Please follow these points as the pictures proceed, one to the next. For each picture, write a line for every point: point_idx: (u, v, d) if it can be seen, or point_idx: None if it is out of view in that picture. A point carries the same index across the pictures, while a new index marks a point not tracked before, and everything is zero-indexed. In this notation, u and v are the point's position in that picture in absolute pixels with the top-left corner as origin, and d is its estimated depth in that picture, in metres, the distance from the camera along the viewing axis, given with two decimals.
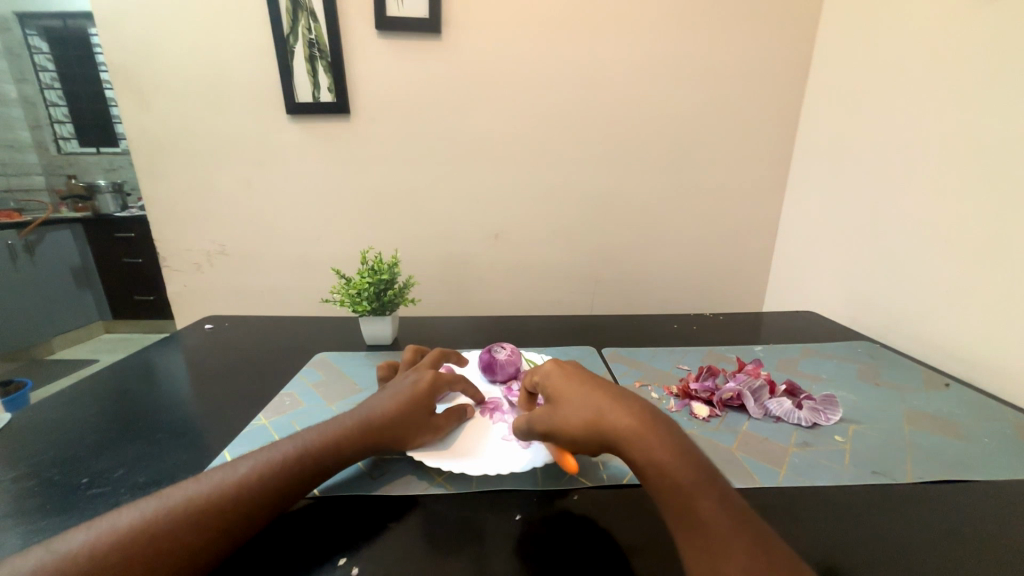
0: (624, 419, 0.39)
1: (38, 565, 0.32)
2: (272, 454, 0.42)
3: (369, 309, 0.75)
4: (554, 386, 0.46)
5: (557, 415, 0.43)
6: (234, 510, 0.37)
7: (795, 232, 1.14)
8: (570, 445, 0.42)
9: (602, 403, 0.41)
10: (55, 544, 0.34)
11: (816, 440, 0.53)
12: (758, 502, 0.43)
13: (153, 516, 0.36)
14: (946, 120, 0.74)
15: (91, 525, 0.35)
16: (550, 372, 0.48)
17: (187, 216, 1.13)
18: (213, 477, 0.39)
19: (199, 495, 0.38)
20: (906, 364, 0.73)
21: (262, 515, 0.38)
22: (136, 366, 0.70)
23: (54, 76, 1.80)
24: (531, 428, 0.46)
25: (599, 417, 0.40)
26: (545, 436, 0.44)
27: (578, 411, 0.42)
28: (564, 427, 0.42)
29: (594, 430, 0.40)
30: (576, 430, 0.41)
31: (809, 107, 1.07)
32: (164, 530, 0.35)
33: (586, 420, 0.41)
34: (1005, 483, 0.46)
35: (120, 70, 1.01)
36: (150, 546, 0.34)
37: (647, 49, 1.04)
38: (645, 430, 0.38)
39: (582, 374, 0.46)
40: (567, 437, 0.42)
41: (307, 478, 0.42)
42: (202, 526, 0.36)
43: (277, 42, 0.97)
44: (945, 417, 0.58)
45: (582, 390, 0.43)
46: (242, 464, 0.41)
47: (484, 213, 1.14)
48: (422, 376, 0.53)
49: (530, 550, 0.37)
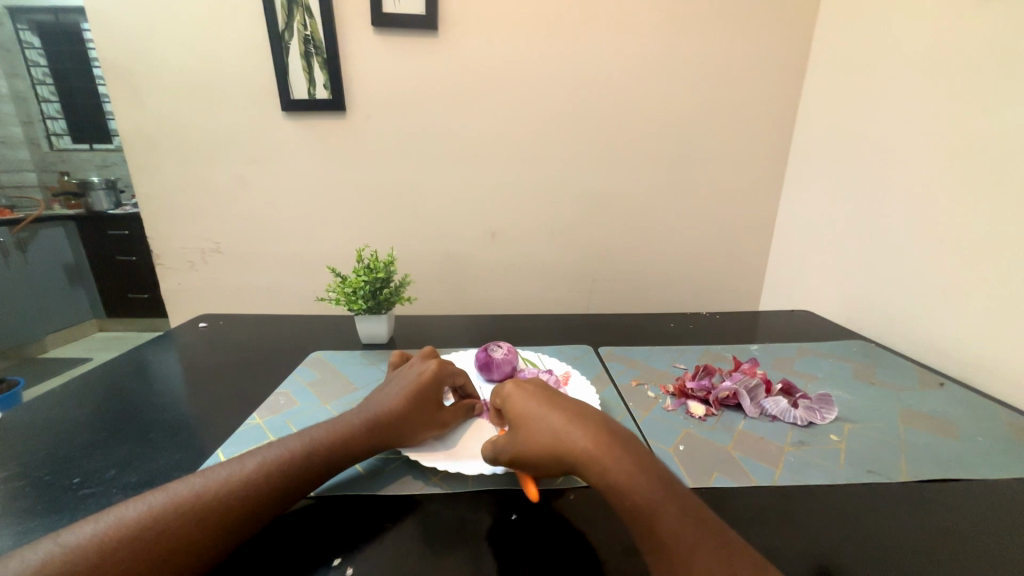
0: (581, 441, 0.40)
1: (48, 559, 0.32)
2: (281, 450, 0.42)
3: (365, 307, 0.74)
4: (513, 408, 0.46)
5: (517, 440, 0.43)
6: (241, 508, 0.37)
7: (791, 230, 1.14)
8: (535, 470, 0.42)
9: (559, 425, 0.42)
10: (63, 536, 0.34)
11: (811, 439, 0.53)
12: (753, 502, 0.43)
13: (161, 511, 0.35)
14: (940, 120, 0.75)
15: (98, 518, 0.35)
16: (510, 394, 0.47)
17: (181, 214, 1.12)
18: (219, 473, 0.39)
19: (207, 491, 0.37)
20: (901, 363, 0.74)
21: (268, 513, 0.38)
22: (128, 366, 0.69)
23: (46, 72, 1.77)
24: (493, 455, 0.45)
25: (558, 440, 0.41)
26: (507, 463, 0.44)
27: (538, 435, 0.42)
28: (525, 451, 0.42)
29: (553, 454, 0.41)
30: (537, 456, 0.42)
31: (806, 108, 1.08)
32: (173, 528, 0.35)
33: (545, 444, 0.41)
34: (998, 482, 0.46)
35: (112, 66, 0.99)
36: (160, 543, 0.34)
37: (645, 47, 1.03)
38: (601, 450, 0.39)
39: (542, 395, 0.46)
40: (529, 462, 0.42)
41: (313, 473, 0.42)
42: (207, 525, 0.35)
43: (272, 38, 0.96)
44: (941, 416, 0.59)
45: (540, 412, 0.44)
46: (249, 459, 0.40)
47: (481, 211, 1.14)
48: (428, 366, 0.54)
49: (528, 552, 0.37)
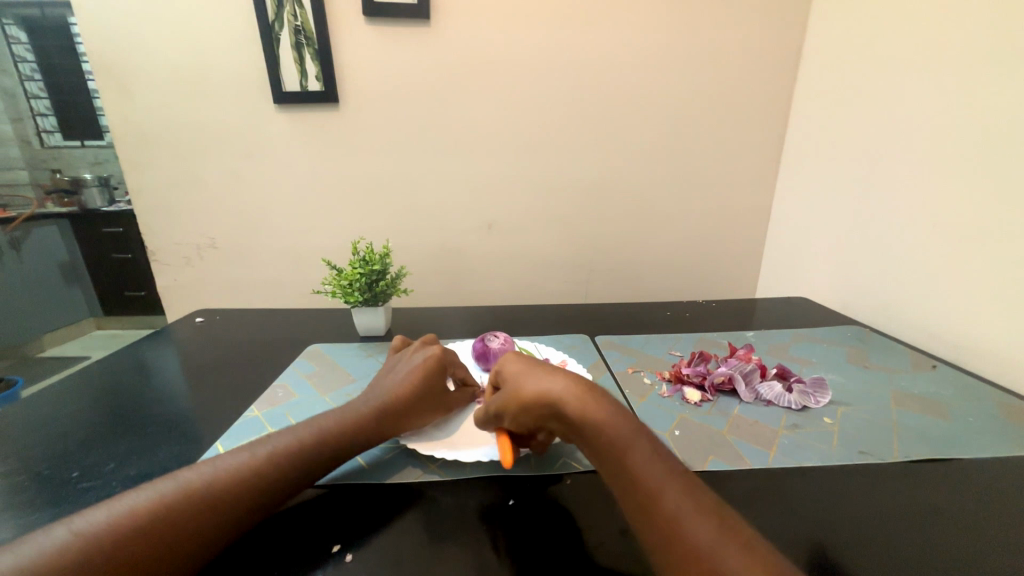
0: (559, 386, 0.40)
1: (63, 543, 0.32)
2: (290, 439, 0.42)
3: (361, 299, 0.74)
4: (503, 368, 0.47)
5: (502, 393, 0.44)
6: (251, 495, 0.37)
7: (787, 217, 1.14)
8: (519, 424, 0.43)
9: (541, 376, 0.42)
10: (75, 522, 0.34)
11: (806, 422, 0.54)
12: (745, 483, 0.44)
13: (175, 497, 0.36)
14: (937, 105, 0.74)
15: (110, 504, 0.35)
16: (503, 357, 0.48)
17: (175, 210, 1.11)
18: (230, 461, 0.39)
19: (219, 476, 0.38)
20: (894, 347, 0.74)
21: (278, 500, 0.39)
22: (126, 361, 0.69)
23: (34, 67, 1.74)
24: (489, 416, 0.46)
25: (536, 388, 0.41)
26: (496, 419, 0.45)
27: (522, 385, 0.42)
28: (507, 404, 0.43)
29: (535, 402, 0.41)
30: (519, 405, 0.42)
31: (801, 93, 1.07)
32: (186, 513, 0.35)
33: (527, 393, 0.41)
34: (988, 461, 0.47)
35: (100, 60, 0.98)
36: (173, 529, 0.34)
37: (639, 34, 1.02)
38: (578, 394, 0.39)
39: (530, 356, 0.46)
40: (512, 415, 0.43)
41: (323, 463, 0.42)
42: (218, 513, 0.36)
43: (262, 29, 0.95)
44: (933, 398, 0.59)
45: (525, 367, 0.44)
46: (260, 447, 0.41)
47: (477, 203, 1.14)
48: (430, 354, 0.55)
49: (524, 538, 0.37)
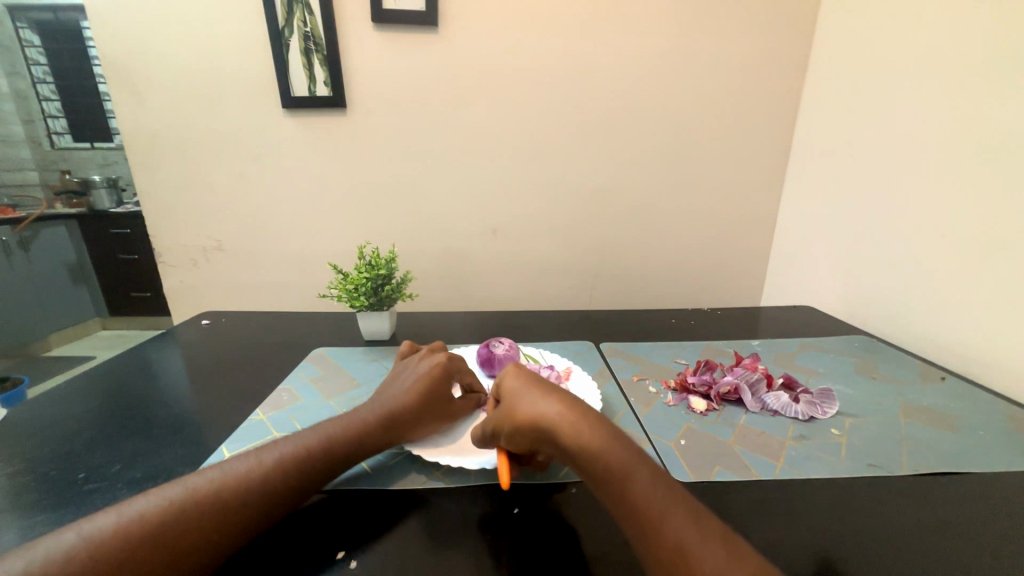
0: (555, 410, 0.40)
1: (72, 549, 0.32)
2: (297, 444, 0.42)
3: (366, 304, 0.74)
4: (500, 387, 0.47)
5: (498, 412, 0.44)
6: (258, 501, 0.37)
7: (793, 225, 1.14)
8: (513, 444, 0.43)
9: (536, 397, 0.42)
10: (84, 527, 0.34)
11: (812, 433, 0.54)
12: (752, 495, 0.43)
13: (183, 503, 0.36)
14: (945, 115, 0.74)
15: (119, 509, 0.35)
16: (501, 375, 0.48)
17: (183, 212, 1.12)
18: (237, 467, 0.39)
19: (227, 483, 0.38)
20: (902, 358, 0.74)
21: (286, 505, 0.39)
22: (133, 362, 0.69)
23: (46, 70, 1.77)
24: (483, 434, 0.46)
25: (532, 410, 0.41)
26: (491, 437, 0.45)
27: (518, 406, 0.43)
28: (502, 423, 0.43)
29: (530, 424, 0.41)
30: (514, 426, 0.42)
31: (807, 101, 1.07)
32: (194, 519, 0.35)
33: (522, 415, 0.42)
34: (999, 476, 0.47)
35: (112, 64, 0.99)
36: (182, 535, 0.34)
37: (645, 42, 1.03)
38: (575, 419, 0.39)
39: (529, 374, 0.46)
40: (506, 434, 0.43)
41: (329, 468, 0.42)
42: (225, 519, 0.36)
43: (272, 35, 0.96)
44: (941, 410, 0.59)
45: (521, 387, 0.44)
46: (267, 453, 0.41)
47: (482, 208, 1.14)
48: (436, 361, 0.55)
49: (529, 547, 0.37)
